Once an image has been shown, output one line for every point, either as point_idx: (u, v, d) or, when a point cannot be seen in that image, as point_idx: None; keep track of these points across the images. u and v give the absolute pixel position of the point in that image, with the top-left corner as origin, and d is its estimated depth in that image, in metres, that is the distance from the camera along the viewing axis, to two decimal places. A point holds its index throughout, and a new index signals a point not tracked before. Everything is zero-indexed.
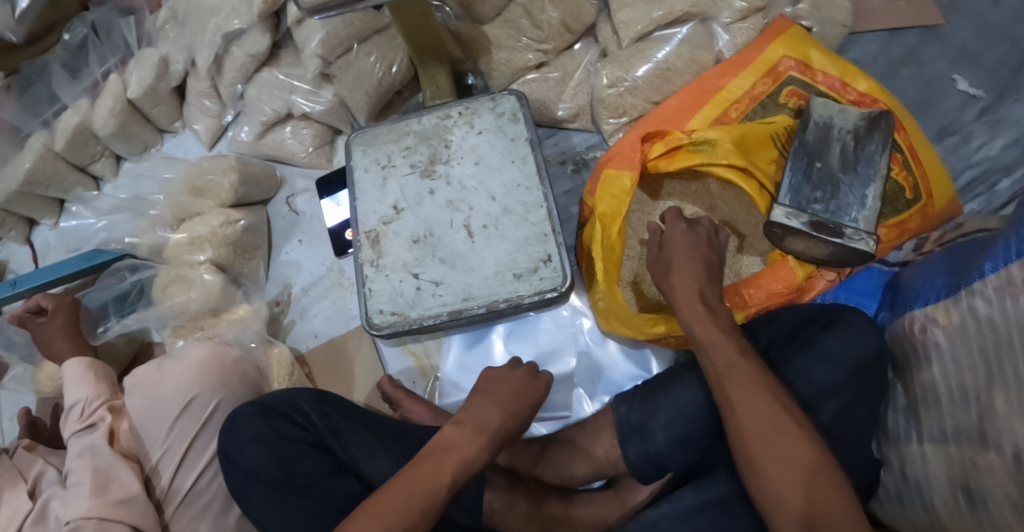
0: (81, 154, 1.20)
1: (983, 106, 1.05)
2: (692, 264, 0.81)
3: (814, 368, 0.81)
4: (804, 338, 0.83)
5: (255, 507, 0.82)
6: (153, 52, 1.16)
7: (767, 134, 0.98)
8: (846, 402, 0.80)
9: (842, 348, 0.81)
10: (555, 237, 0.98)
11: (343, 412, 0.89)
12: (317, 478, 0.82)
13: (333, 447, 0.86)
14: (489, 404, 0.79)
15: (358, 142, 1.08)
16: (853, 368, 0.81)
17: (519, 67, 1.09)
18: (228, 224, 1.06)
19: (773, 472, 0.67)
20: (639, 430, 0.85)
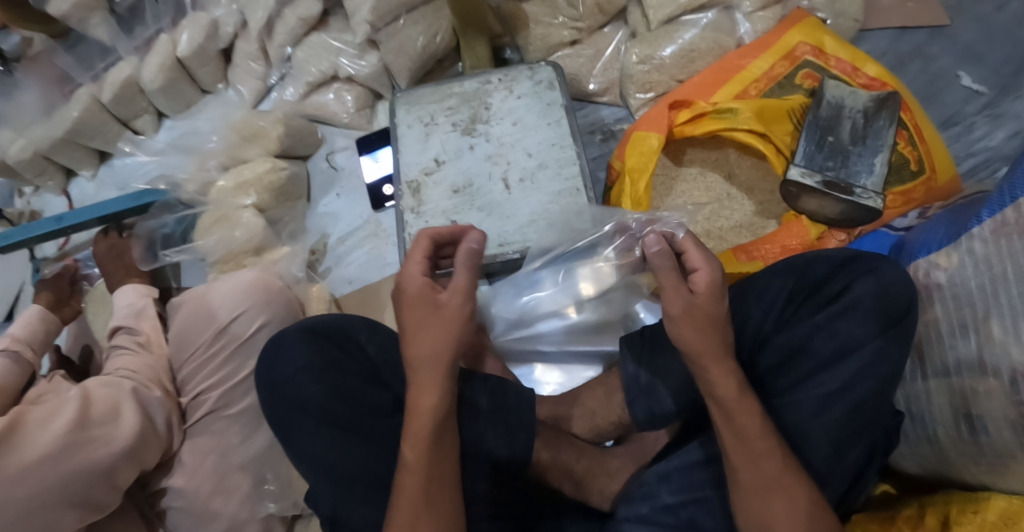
0: (127, 109, 1.25)
1: (985, 101, 1.15)
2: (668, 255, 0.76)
3: (839, 323, 0.85)
4: (827, 294, 0.88)
5: (299, 441, 0.86)
6: (205, 15, 1.23)
7: (783, 109, 1.07)
8: (865, 359, 0.82)
9: (869, 301, 0.84)
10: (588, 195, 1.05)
11: (397, 346, 0.93)
12: (375, 416, 0.87)
13: (390, 383, 0.91)
14: (432, 320, 0.75)
15: (402, 102, 1.15)
16: (879, 321, 0.83)
17: (554, 43, 1.18)
18: (275, 171, 1.10)
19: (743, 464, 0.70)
20: (646, 391, 0.89)
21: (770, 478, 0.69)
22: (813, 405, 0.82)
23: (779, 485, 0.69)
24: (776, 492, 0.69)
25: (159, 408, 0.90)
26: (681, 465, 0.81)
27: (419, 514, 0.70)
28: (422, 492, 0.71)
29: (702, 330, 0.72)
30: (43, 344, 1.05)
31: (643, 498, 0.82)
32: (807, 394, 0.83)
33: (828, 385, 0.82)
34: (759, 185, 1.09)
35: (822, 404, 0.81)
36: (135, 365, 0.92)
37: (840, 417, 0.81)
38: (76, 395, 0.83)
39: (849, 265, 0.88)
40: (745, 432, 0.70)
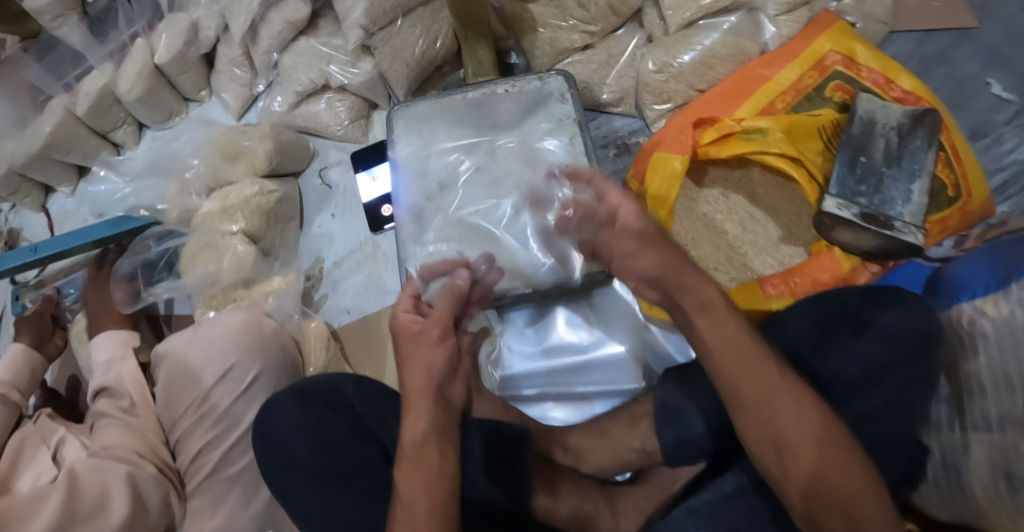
0: (104, 120, 1.16)
1: (1013, 109, 1.07)
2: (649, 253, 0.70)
3: (868, 347, 0.76)
4: (859, 321, 0.78)
5: (293, 494, 0.84)
6: (183, 17, 1.13)
7: (813, 126, 0.99)
8: (892, 388, 0.74)
9: (896, 324, 0.76)
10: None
11: (387, 399, 0.89)
12: (360, 468, 0.84)
13: (379, 437, 0.87)
14: (419, 356, 0.76)
15: (398, 116, 1.06)
16: (903, 346, 0.75)
17: (563, 48, 1.08)
18: (263, 194, 1.02)
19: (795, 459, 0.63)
20: (675, 416, 0.86)
21: (828, 470, 0.62)
22: (853, 428, 0.73)
23: (838, 465, 0.63)
24: (837, 473, 0.62)
25: (154, 487, 0.85)
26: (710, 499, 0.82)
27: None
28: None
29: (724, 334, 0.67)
30: (27, 385, 1.01)
31: None
32: (838, 421, 0.74)
33: (859, 408, 0.74)
34: (786, 208, 1.01)
35: (858, 424, 0.73)
36: (119, 437, 0.87)
37: (881, 437, 0.73)
38: (60, 484, 0.80)
39: (881, 293, 0.79)
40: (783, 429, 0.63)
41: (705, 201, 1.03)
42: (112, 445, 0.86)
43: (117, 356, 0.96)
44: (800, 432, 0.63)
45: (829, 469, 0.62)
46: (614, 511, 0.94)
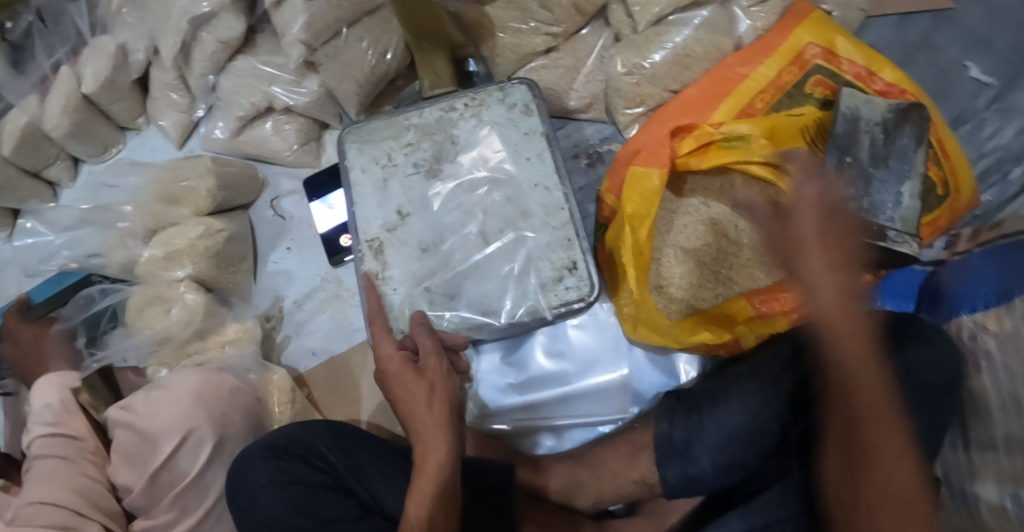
0: (35, 158, 1.06)
1: (993, 93, 1.01)
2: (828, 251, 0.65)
3: (890, 392, 0.73)
4: (878, 357, 0.75)
5: None
6: (109, 40, 1.02)
7: (796, 127, 0.92)
8: (918, 429, 0.72)
9: (924, 367, 0.73)
10: (585, 254, 0.90)
11: (362, 445, 0.82)
12: (339, 524, 0.77)
13: (355, 488, 0.81)
14: (420, 395, 0.79)
15: (351, 138, 0.98)
16: (926, 392, 0.73)
17: (527, 53, 1.00)
18: (210, 235, 0.94)
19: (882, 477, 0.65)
20: (681, 452, 0.81)
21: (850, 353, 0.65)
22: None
23: (875, 420, 0.65)
24: (872, 427, 0.65)
25: None
26: None
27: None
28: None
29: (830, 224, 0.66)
30: None
31: None
32: None
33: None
34: (771, 216, 0.95)
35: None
36: (59, 493, 0.79)
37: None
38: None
39: (896, 328, 0.76)
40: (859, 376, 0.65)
41: (685, 213, 0.96)
42: (52, 502, 0.77)
43: (57, 402, 0.88)
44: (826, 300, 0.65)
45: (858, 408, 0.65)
46: None
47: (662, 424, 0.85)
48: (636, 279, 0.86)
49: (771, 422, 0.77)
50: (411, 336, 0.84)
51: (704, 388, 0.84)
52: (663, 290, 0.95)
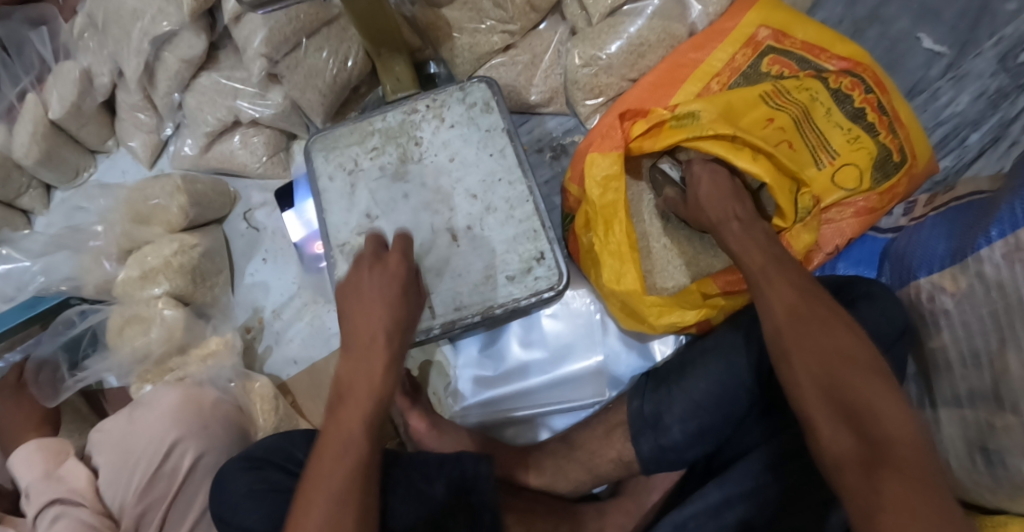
0: (5, 189, 1.07)
1: (947, 62, 1.03)
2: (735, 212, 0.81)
3: None
4: None
5: None
6: (72, 65, 1.04)
7: (755, 96, 0.92)
8: None
9: (873, 323, 0.77)
10: (552, 243, 0.93)
11: None
12: None
13: None
14: (375, 305, 0.66)
15: (317, 146, 0.99)
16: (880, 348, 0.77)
17: (484, 52, 1.02)
18: (184, 251, 0.96)
19: (870, 400, 0.59)
20: (653, 423, 0.84)
21: (826, 312, 0.65)
22: None
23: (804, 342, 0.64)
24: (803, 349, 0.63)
25: None
26: (697, 513, 0.80)
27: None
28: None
29: (771, 248, 0.74)
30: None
31: None
32: None
33: None
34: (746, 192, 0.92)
35: None
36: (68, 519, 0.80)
37: None
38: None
39: (844, 291, 0.81)
40: (842, 345, 0.63)
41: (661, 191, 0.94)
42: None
43: (51, 461, 0.85)
44: (792, 298, 0.67)
45: (861, 384, 0.60)
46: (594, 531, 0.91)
47: (634, 400, 0.87)
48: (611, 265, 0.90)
49: (737, 392, 0.80)
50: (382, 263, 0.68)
51: (672, 365, 0.87)
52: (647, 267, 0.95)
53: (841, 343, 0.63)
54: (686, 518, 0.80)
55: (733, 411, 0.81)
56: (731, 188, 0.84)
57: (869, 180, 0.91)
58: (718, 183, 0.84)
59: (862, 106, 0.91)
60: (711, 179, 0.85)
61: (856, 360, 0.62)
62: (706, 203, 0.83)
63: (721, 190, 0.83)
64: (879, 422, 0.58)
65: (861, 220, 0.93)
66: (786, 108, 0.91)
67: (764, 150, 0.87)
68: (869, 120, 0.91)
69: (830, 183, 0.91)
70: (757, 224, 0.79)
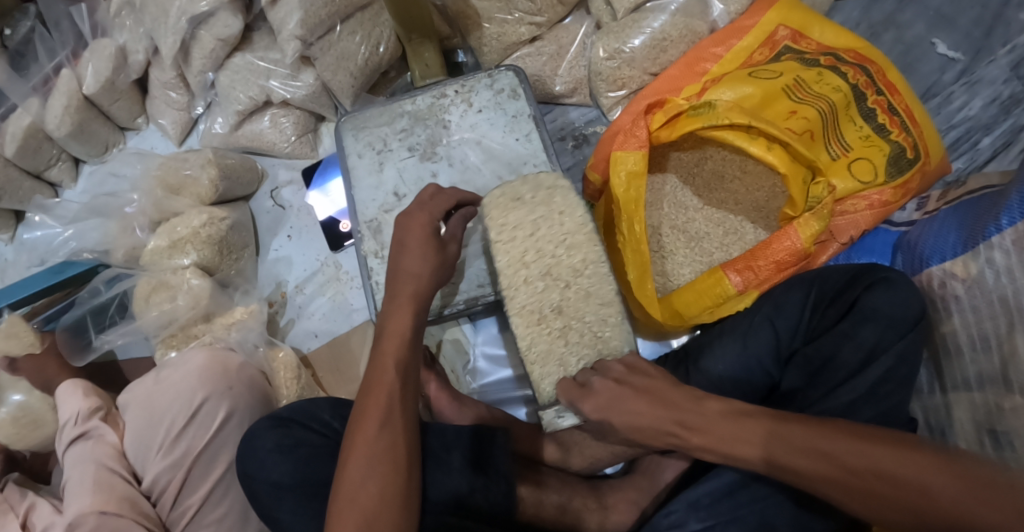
0: (36, 160, 1.08)
1: (961, 68, 1.07)
2: (638, 412, 0.70)
3: (863, 330, 0.79)
4: (847, 301, 0.82)
5: (280, 518, 0.79)
6: (108, 42, 1.06)
7: (776, 88, 0.96)
8: (892, 362, 0.78)
9: (887, 305, 0.80)
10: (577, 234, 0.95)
11: None
12: None
13: None
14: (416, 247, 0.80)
15: (347, 126, 1.02)
16: (896, 328, 0.79)
17: (512, 42, 1.05)
18: (213, 223, 0.98)
19: (953, 503, 0.56)
20: None
21: (840, 447, 0.61)
22: (842, 408, 0.77)
23: (845, 489, 0.60)
24: (852, 497, 0.60)
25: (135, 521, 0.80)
26: (713, 491, 0.82)
27: (374, 464, 0.70)
28: (379, 442, 0.71)
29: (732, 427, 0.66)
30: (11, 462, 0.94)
31: (671, 527, 0.83)
32: (836, 399, 0.78)
33: (857, 390, 0.78)
34: (614, 313, 0.77)
35: (852, 404, 0.77)
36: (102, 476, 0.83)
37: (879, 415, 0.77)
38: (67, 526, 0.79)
39: (860, 275, 0.83)
40: (889, 464, 0.59)
41: (547, 395, 0.77)
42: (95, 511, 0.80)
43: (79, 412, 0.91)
44: (776, 450, 0.64)
45: (935, 492, 0.57)
46: (606, 509, 0.92)
47: None
48: (631, 260, 0.92)
49: (755, 367, 0.86)
50: (429, 210, 0.83)
51: (691, 345, 0.94)
52: (660, 259, 1.01)
53: (879, 457, 0.59)
54: (700, 495, 0.83)
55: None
56: (647, 401, 0.70)
57: (884, 173, 0.94)
58: (637, 424, 0.71)
59: (874, 107, 0.95)
60: (626, 412, 0.71)
61: (909, 469, 0.58)
62: (641, 437, 0.71)
63: (647, 412, 0.70)
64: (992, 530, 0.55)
65: (875, 213, 0.95)
66: (809, 102, 0.95)
67: (781, 139, 0.90)
68: (880, 121, 0.95)
69: (847, 174, 0.94)
70: (695, 414, 0.69)
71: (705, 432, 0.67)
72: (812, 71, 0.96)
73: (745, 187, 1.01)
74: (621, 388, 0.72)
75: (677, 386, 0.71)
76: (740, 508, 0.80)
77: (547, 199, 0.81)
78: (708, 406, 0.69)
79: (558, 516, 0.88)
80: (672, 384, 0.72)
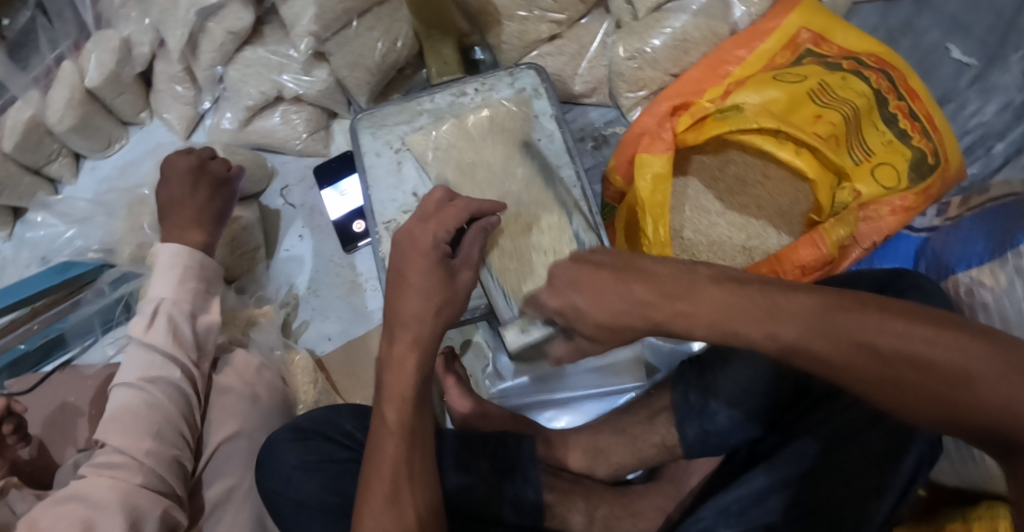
0: (36, 154, 1.04)
1: (975, 73, 1.08)
2: (622, 295, 0.61)
3: None
4: None
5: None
6: (112, 33, 1.00)
7: (803, 92, 0.94)
8: None
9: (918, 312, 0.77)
10: (574, 210, 0.93)
11: None
12: None
13: None
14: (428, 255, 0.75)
15: (364, 124, 1.01)
16: None
17: (532, 40, 1.04)
18: (227, 223, 0.97)
19: (958, 370, 0.50)
20: (698, 408, 0.84)
21: (863, 325, 0.53)
22: None
23: (846, 364, 0.53)
24: (851, 370, 0.53)
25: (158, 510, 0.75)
26: (741, 497, 0.78)
27: (401, 482, 0.70)
28: (404, 458, 0.71)
29: (714, 295, 0.58)
30: None
31: None
32: None
33: None
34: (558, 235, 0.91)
35: None
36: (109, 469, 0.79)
37: None
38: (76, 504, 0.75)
39: (890, 283, 0.82)
40: (891, 328, 0.52)
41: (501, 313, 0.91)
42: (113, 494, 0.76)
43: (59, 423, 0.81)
44: (765, 315, 0.56)
45: (939, 356, 0.50)
46: (631, 514, 0.91)
47: (677, 386, 0.87)
48: (658, 265, 0.89)
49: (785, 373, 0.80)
50: (434, 226, 0.77)
51: None
52: None
53: (882, 322, 0.52)
54: (729, 502, 0.79)
55: (778, 389, 0.80)
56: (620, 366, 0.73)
57: (906, 179, 0.94)
58: (607, 300, 0.61)
59: (895, 112, 0.95)
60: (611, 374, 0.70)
61: (914, 332, 0.51)
62: (612, 323, 0.62)
63: None
64: (1003, 408, 0.49)
65: (898, 218, 0.95)
66: (834, 106, 0.93)
67: (808, 144, 0.89)
68: (902, 127, 0.95)
69: (870, 179, 0.94)
70: (687, 284, 0.60)
71: (689, 298, 0.59)
72: (836, 75, 0.95)
73: (769, 190, 0.99)
74: (615, 284, 0.61)
75: (659, 259, 0.62)
76: (771, 514, 0.77)
77: (503, 128, 0.97)
78: (705, 276, 0.60)
79: (585, 524, 0.87)
80: (654, 259, 0.62)
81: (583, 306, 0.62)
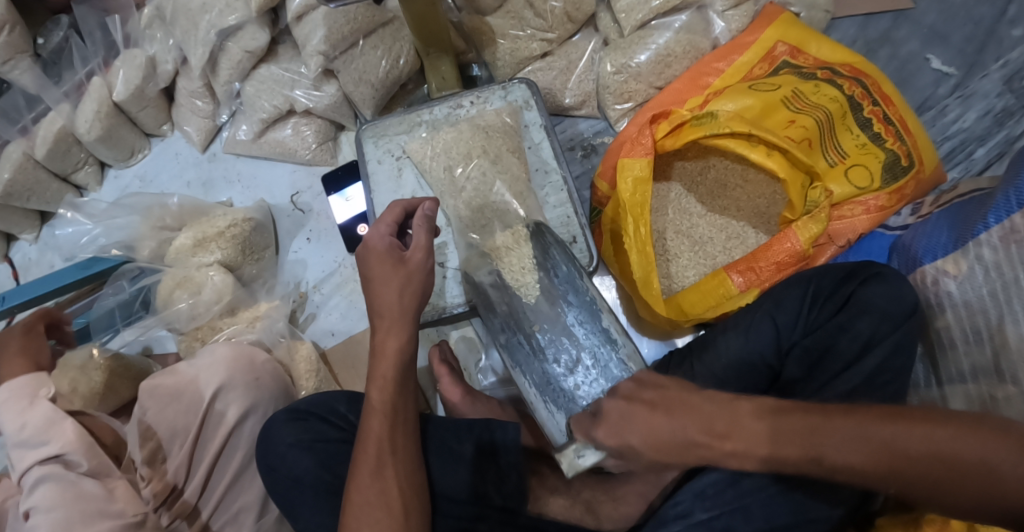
0: (64, 162, 1.13)
1: (955, 82, 1.14)
2: (667, 427, 0.62)
3: (858, 323, 0.82)
4: (842, 297, 0.85)
5: (302, 514, 0.82)
6: (138, 52, 1.10)
7: (776, 99, 1.02)
8: (885, 354, 0.81)
9: (880, 301, 0.83)
10: (603, 309, 0.93)
11: None
12: None
13: None
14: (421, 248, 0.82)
15: (368, 134, 1.08)
16: (889, 320, 0.82)
17: (524, 57, 1.11)
18: (237, 223, 1.03)
19: (961, 458, 0.58)
20: None
21: (895, 436, 0.59)
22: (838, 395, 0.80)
23: (872, 473, 0.60)
24: (878, 478, 0.60)
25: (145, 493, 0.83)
26: (716, 481, 0.81)
27: (384, 459, 0.75)
28: (387, 436, 0.77)
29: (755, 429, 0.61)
30: None
31: None
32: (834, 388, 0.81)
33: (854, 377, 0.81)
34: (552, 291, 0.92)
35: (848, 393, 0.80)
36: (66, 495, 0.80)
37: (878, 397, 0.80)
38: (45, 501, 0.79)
39: (855, 271, 0.87)
40: (899, 435, 0.59)
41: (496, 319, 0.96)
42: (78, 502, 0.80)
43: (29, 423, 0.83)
44: (796, 447, 0.60)
45: (946, 450, 0.59)
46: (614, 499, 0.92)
47: None
48: (637, 261, 0.95)
49: (756, 362, 0.87)
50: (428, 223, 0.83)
51: (695, 341, 0.97)
52: (665, 262, 1.06)
53: (890, 433, 0.60)
54: (704, 486, 0.81)
55: None
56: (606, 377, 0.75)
57: (879, 179, 0.99)
58: (660, 439, 0.62)
59: (869, 117, 1.00)
60: None
61: (917, 434, 0.59)
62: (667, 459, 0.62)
63: None
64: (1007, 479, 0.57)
65: (872, 217, 1.00)
66: (806, 112, 1.00)
67: (779, 147, 0.95)
68: (875, 130, 1.00)
69: (843, 180, 0.99)
70: (731, 421, 0.62)
71: (737, 436, 0.61)
72: (810, 83, 1.02)
73: (745, 192, 1.06)
74: (665, 421, 0.62)
75: (702, 392, 0.63)
76: (746, 495, 0.79)
77: (501, 138, 1.04)
78: (747, 410, 0.62)
79: (567, 507, 0.91)
80: (696, 393, 0.63)
81: (638, 445, 0.63)
